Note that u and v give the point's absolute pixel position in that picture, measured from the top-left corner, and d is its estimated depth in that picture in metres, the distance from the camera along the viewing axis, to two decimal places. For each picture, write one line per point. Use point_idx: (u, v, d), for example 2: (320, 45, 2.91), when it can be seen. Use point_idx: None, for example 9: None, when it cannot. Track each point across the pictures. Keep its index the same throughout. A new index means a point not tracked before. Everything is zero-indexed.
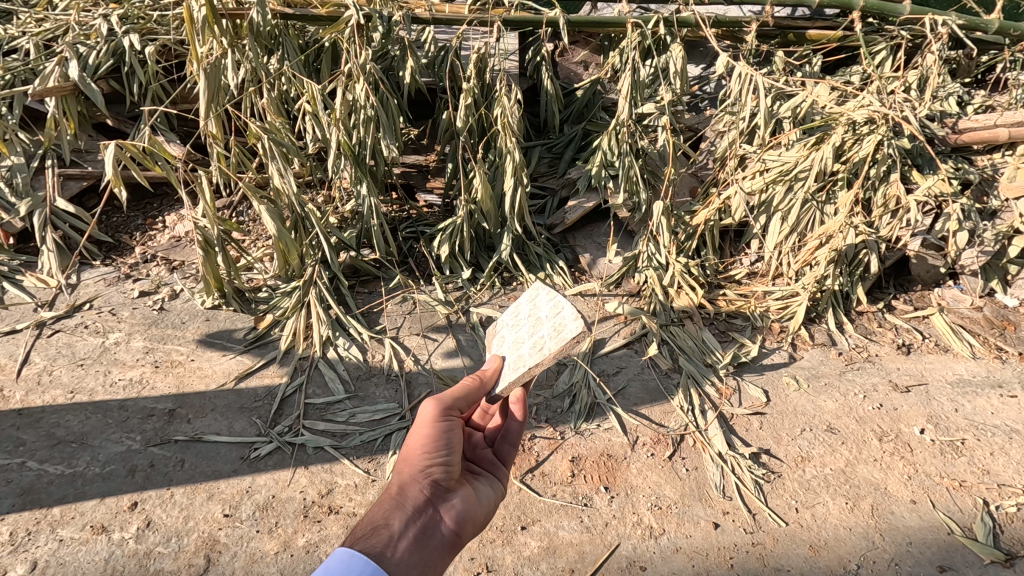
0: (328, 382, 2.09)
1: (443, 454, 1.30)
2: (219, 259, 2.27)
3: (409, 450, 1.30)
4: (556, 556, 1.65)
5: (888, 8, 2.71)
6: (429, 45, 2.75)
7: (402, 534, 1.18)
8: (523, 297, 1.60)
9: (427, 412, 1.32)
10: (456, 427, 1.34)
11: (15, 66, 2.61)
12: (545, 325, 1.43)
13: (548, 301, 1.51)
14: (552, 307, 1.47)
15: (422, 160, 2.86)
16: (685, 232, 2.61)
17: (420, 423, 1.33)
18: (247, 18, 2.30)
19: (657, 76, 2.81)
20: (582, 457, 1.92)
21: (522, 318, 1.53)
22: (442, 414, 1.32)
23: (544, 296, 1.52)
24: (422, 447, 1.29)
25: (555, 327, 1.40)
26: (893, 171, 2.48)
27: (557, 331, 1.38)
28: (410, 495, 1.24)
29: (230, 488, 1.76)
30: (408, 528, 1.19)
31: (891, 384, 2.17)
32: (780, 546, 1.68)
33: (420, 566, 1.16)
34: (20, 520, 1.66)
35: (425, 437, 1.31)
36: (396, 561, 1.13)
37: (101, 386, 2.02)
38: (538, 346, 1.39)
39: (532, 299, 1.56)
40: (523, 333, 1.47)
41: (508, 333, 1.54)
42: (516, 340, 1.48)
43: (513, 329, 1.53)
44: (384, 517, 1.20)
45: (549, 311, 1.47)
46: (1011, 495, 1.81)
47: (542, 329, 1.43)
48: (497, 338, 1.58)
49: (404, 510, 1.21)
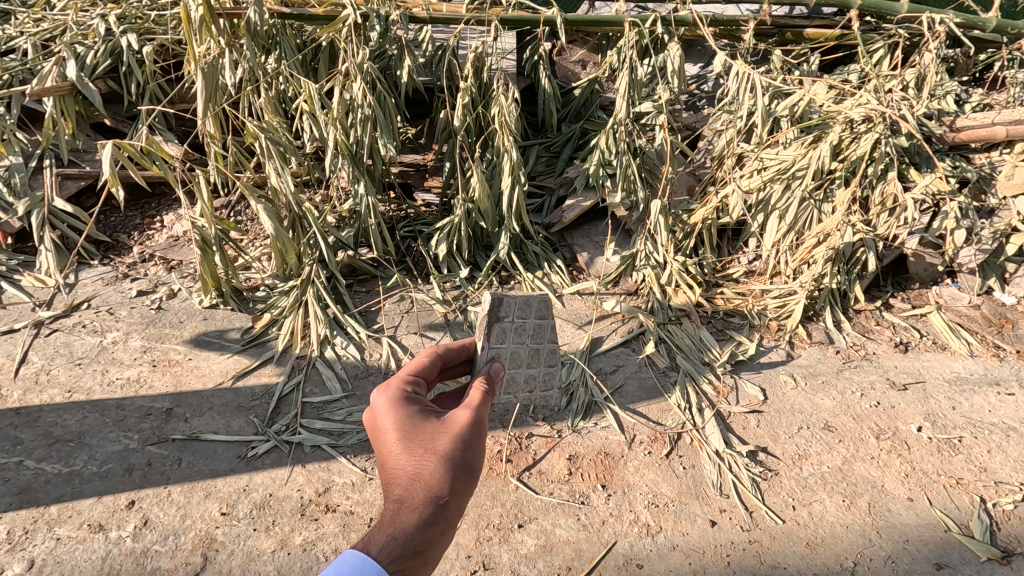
0: (326, 381, 2.09)
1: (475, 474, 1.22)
2: (216, 259, 2.27)
3: (453, 462, 1.16)
4: (552, 554, 1.65)
5: (885, 6, 2.72)
6: (426, 44, 2.75)
7: (434, 563, 1.08)
8: (535, 308, 1.70)
9: (469, 422, 1.21)
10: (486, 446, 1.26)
11: (12, 66, 2.61)
12: (540, 368, 1.79)
13: (551, 340, 1.78)
14: (550, 353, 1.79)
15: (419, 159, 2.86)
16: (683, 231, 2.62)
17: (464, 432, 1.20)
18: (244, 18, 2.32)
19: (655, 74, 2.76)
20: (579, 455, 1.92)
21: (529, 338, 1.71)
22: (481, 432, 1.23)
23: (551, 334, 1.76)
24: (466, 463, 1.17)
25: (547, 379, 1.84)
26: (890, 169, 2.50)
27: (546, 388, 1.84)
28: (448, 515, 1.12)
29: (227, 487, 1.76)
30: (441, 554, 1.10)
31: (888, 381, 2.17)
32: (776, 543, 1.68)
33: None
34: (17, 520, 1.66)
35: (471, 455, 1.19)
36: None
37: (99, 385, 2.02)
38: (530, 384, 1.79)
39: (541, 322, 1.73)
40: (523, 356, 1.73)
41: (511, 336, 1.66)
42: (514, 355, 1.70)
43: (517, 338, 1.67)
44: (423, 538, 1.07)
45: (548, 354, 1.79)
46: (1008, 492, 1.81)
47: (537, 369, 1.79)
48: (499, 328, 1.62)
49: (440, 533, 1.10)
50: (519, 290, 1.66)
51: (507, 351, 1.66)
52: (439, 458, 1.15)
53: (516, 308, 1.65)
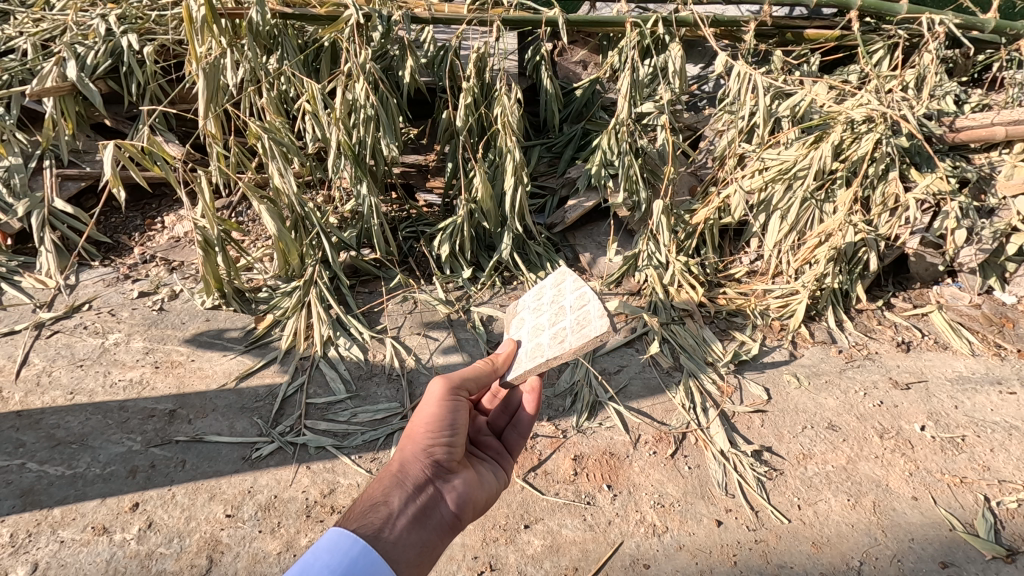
0: (329, 382, 2.08)
1: (449, 433, 1.29)
2: (220, 259, 2.26)
3: (413, 426, 1.29)
4: (559, 555, 1.65)
5: (885, 6, 2.72)
6: (428, 45, 2.76)
7: (400, 514, 1.16)
8: (547, 283, 1.62)
9: (433, 390, 1.31)
10: (466, 406, 1.34)
11: (12, 67, 2.61)
12: (568, 317, 1.44)
13: (573, 291, 1.51)
14: (577, 299, 1.47)
15: (422, 159, 2.88)
16: (685, 231, 2.63)
17: (426, 401, 1.32)
18: (246, 18, 2.29)
19: (656, 75, 2.78)
20: (584, 455, 1.92)
21: (546, 305, 1.55)
22: (449, 394, 1.31)
23: (572, 285, 1.52)
24: (426, 424, 1.28)
25: (579, 320, 1.39)
26: (891, 169, 2.50)
27: (579, 326, 1.37)
28: (410, 474, 1.22)
29: (232, 488, 1.76)
30: (413, 506, 1.18)
31: (891, 381, 2.18)
32: (782, 542, 1.68)
33: (417, 547, 1.14)
34: (20, 522, 1.65)
35: (429, 416, 1.29)
36: (394, 541, 1.11)
37: (101, 387, 2.01)
38: (558, 337, 1.40)
39: (557, 286, 1.57)
40: (545, 320, 1.50)
41: (529, 316, 1.57)
42: (536, 327, 1.51)
43: (534, 313, 1.56)
44: (383, 494, 1.18)
45: (574, 303, 1.47)
46: (1012, 491, 1.82)
47: (564, 321, 1.44)
48: (517, 319, 1.61)
49: (404, 489, 1.20)
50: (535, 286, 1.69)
51: (525, 329, 1.53)
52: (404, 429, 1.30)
53: (529, 296, 1.64)
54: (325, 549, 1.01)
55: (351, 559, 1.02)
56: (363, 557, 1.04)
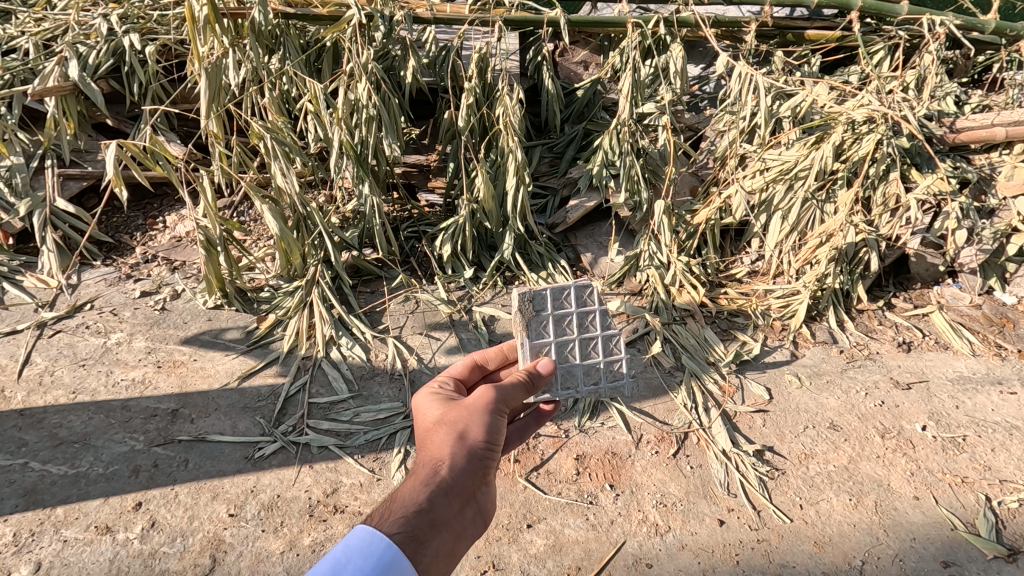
0: (331, 382, 2.08)
1: (491, 446, 1.27)
2: (221, 259, 2.26)
3: (460, 431, 1.25)
4: (562, 554, 1.65)
5: (886, 7, 2.72)
6: (430, 45, 2.77)
7: (442, 524, 1.14)
8: (576, 297, 1.68)
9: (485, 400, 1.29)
10: (505, 422, 1.32)
11: (14, 66, 2.59)
12: (603, 360, 1.68)
13: (605, 329, 1.70)
14: (610, 342, 1.71)
15: (423, 159, 2.89)
16: (686, 232, 2.63)
17: (475, 407, 1.29)
18: (249, 18, 2.27)
19: (657, 76, 2.79)
20: (586, 455, 1.92)
21: (578, 328, 1.67)
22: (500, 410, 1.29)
23: (603, 322, 1.70)
24: (476, 434, 1.25)
25: (613, 369, 1.70)
26: (892, 169, 2.50)
27: (615, 379, 1.70)
28: (453, 480, 1.19)
29: (234, 488, 1.76)
30: (449, 517, 1.16)
31: (892, 381, 2.18)
32: (784, 542, 1.69)
33: (450, 559, 1.13)
34: (24, 521, 1.65)
35: (478, 426, 1.26)
36: (434, 552, 1.10)
37: (103, 386, 2.01)
38: (594, 378, 1.67)
39: (587, 310, 1.68)
40: (578, 348, 1.66)
41: (554, 328, 1.65)
42: (567, 349, 1.65)
43: (563, 330, 1.65)
44: (425, 499, 1.15)
45: (606, 343, 1.70)
46: (1013, 490, 1.82)
47: (600, 362, 1.68)
48: (538, 322, 1.64)
49: (446, 497, 1.17)
50: (554, 283, 1.68)
51: (556, 345, 1.63)
52: (447, 430, 1.25)
53: (553, 301, 1.66)
54: (357, 552, 1.01)
55: (385, 565, 1.01)
56: (397, 564, 1.03)
